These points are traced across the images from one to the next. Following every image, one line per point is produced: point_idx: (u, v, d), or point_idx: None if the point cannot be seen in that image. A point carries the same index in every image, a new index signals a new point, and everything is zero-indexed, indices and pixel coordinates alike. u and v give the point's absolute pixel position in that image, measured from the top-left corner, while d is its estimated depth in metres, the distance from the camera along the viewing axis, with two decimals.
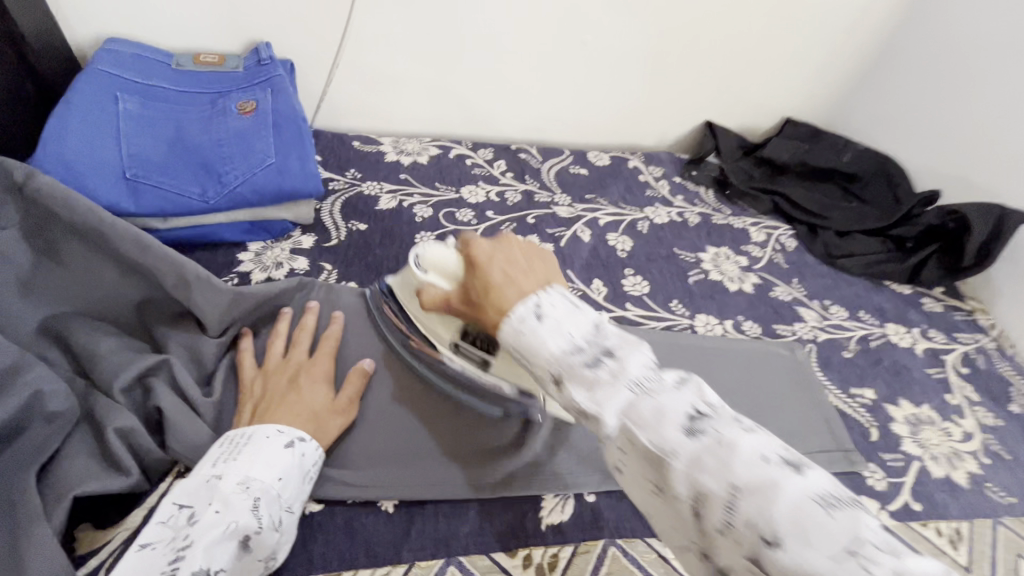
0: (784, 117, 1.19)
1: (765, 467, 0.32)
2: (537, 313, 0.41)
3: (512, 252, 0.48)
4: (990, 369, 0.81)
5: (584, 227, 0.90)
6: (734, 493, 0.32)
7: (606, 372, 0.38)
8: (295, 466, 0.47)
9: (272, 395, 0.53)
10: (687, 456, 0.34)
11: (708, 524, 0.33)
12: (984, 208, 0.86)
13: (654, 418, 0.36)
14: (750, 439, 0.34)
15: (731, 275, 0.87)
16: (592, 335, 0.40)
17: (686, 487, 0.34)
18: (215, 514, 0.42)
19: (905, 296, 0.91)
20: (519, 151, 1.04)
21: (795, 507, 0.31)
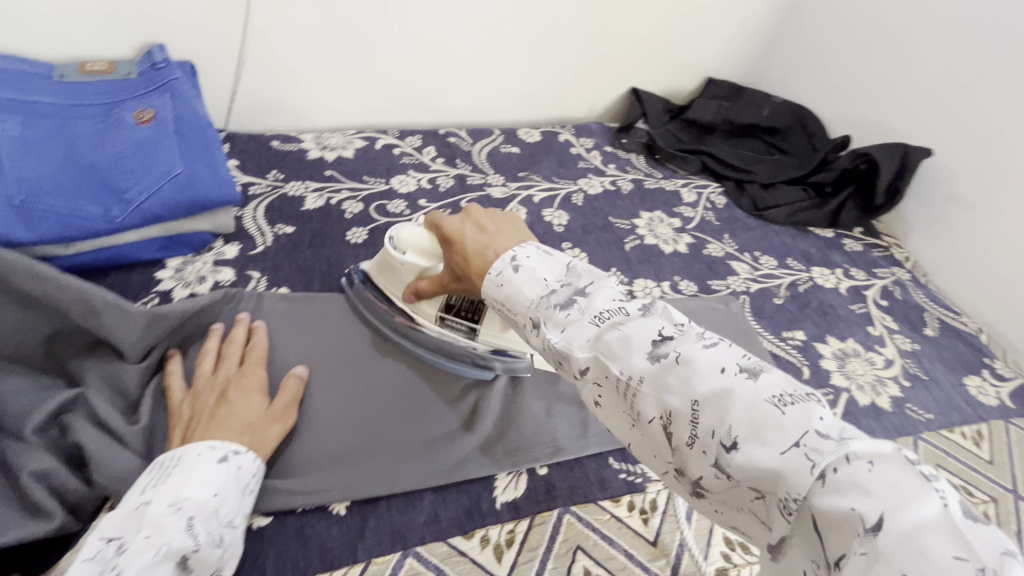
0: (705, 77, 1.22)
1: (721, 378, 0.37)
2: (512, 266, 0.48)
3: (477, 219, 0.54)
4: (907, 298, 0.87)
5: (519, 206, 0.89)
6: (698, 404, 0.37)
7: (575, 310, 0.44)
8: (231, 481, 0.46)
9: (202, 413, 0.51)
10: (651, 378, 0.39)
11: (678, 440, 0.38)
12: (889, 146, 0.91)
13: (621, 345, 0.41)
14: (710, 354, 0.39)
15: (665, 238, 0.90)
16: (565, 277, 0.47)
17: (655, 408, 0.39)
18: (145, 539, 0.40)
19: (828, 240, 0.96)
20: (448, 135, 1.03)
21: (749, 411, 0.35)
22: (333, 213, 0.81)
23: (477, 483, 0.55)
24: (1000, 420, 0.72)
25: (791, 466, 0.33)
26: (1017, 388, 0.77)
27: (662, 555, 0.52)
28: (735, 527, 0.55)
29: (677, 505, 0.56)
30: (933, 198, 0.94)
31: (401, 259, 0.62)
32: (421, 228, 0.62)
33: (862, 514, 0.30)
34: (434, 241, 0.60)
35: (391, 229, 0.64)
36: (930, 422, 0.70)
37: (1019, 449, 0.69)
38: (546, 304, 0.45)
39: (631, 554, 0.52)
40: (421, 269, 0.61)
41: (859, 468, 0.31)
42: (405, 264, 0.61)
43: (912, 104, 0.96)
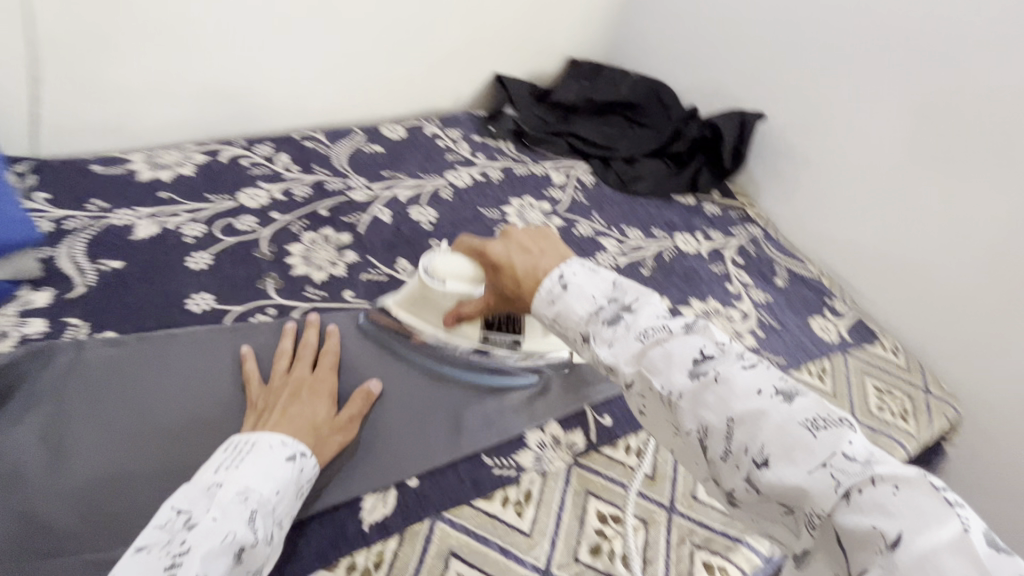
0: (566, 58, 1.24)
1: (758, 399, 0.38)
2: (562, 283, 0.49)
3: (519, 241, 0.54)
4: (760, 253, 0.94)
5: (383, 208, 0.86)
6: (734, 422, 0.38)
7: (622, 327, 0.46)
8: (293, 480, 0.48)
9: (274, 409, 0.53)
10: (691, 396, 0.40)
11: (713, 453, 0.39)
12: (728, 116, 0.98)
13: (664, 363, 0.42)
14: (747, 376, 0.40)
15: (536, 223, 0.90)
16: (613, 295, 0.48)
17: (692, 422, 0.40)
18: (213, 520, 0.42)
19: (689, 206, 1.01)
20: (304, 139, 0.97)
21: (782, 431, 0.36)
22: (169, 240, 0.74)
23: (342, 509, 0.52)
24: (840, 353, 0.80)
25: (819, 484, 0.34)
26: (853, 322, 0.86)
27: (537, 544, 0.53)
28: (607, 501, 0.57)
29: (551, 492, 0.57)
30: (771, 157, 1.01)
31: (441, 289, 0.61)
32: (454, 254, 0.62)
33: (883, 531, 0.31)
34: (476, 268, 0.60)
35: (426, 256, 0.63)
36: (782, 366, 0.76)
37: (856, 378, 0.77)
38: (594, 318, 0.47)
39: (505, 550, 0.52)
40: (461, 295, 0.61)
41: (883, 491, 0.33)
42: (447, 294, 0.61)
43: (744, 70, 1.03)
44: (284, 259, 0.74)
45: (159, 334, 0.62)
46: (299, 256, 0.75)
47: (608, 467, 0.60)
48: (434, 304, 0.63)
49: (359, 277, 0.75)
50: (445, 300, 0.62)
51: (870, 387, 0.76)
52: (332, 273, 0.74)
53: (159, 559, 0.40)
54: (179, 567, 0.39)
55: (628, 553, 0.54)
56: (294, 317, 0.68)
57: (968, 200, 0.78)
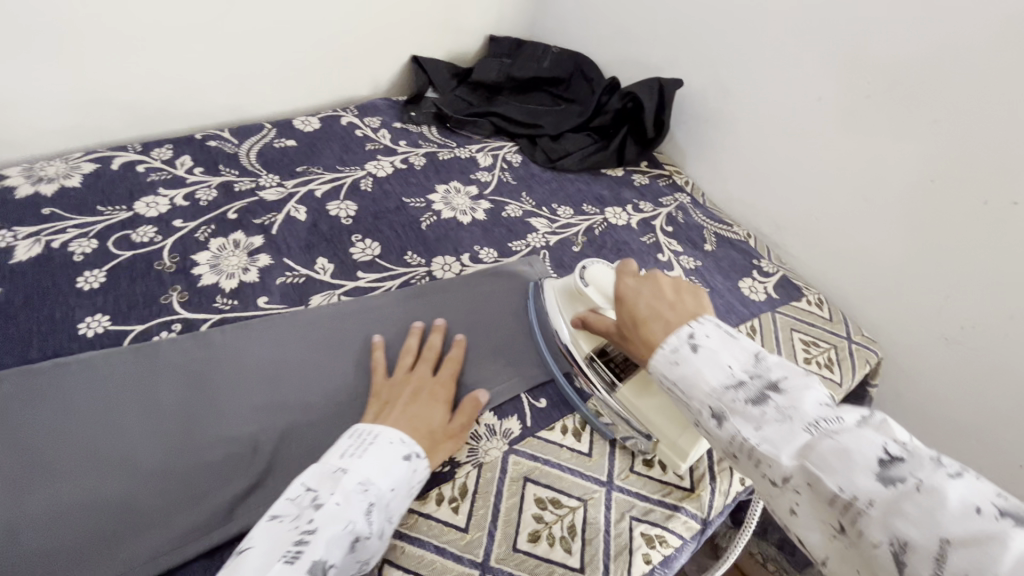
0: (486, 35, 1.19)
1: (977, 518, 0.31)
2: (691, 344, 0.45)
3: (659, 284, 0.52)
4: (688, 220, 0.95)
5: (298, 205, 0.81)
6: (946, 543, 0.31)
7: (773, 409, 0.40)
8: (407, 480, 0.49)
9: (397, 404, 0.56)
10: (883, 504, 0.33)
11: (914, 575, 0.32)
12: (646, 84, 0.97)
13: (842, 461, 0.35)
14: (955, 486, 0.32)
15: (462, 209, 0.88)
16: (757, 372, 0.42)
17: (882, 534, 0.33)
18: (337, 505, 0.44)
19: (619, 179, 1.01)
20: (208, 138, 0.90)
21: (1022, 565, 0.28)
22: (55, 259, 0.67)
23: None
24: (768, 312, 0.82)
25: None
26: (779, 280, 0.88)
27: (473, 539, 0.52)
28: (545, 485, 0.57)
29: (487, 483, 0.56)
30: (693, 123, 1.01)
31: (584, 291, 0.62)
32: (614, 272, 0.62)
33: None
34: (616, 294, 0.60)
35: (589, 259, 0.65)
36: None
37: (783, 333, 0.80)
38: (734, 395, 0.41)
39: (440, 549, 0.51)
40: (597, 306, 0.61)
41: None
42: (585, 298, 0.62)
43: (660, 38, 1.01)
44: (189, 269, 0.69)
45: (49, 360, 0.57)
46: (206, 264, 0.70)
47: (544, 451, 0.60)
48: (575, 304, 0.64)
49: (274, 281, 0.70)
50: (586, 303, 0.63)
51: (797, 342, 0.79)
52: (244, 280, 0.69)
53: (288, 531, 0.43)
54: (308, 544, 0.41)
55: (567, 536, 0.53)
56: (202, 329, 0.63)
57: (873, 158, 0.79)
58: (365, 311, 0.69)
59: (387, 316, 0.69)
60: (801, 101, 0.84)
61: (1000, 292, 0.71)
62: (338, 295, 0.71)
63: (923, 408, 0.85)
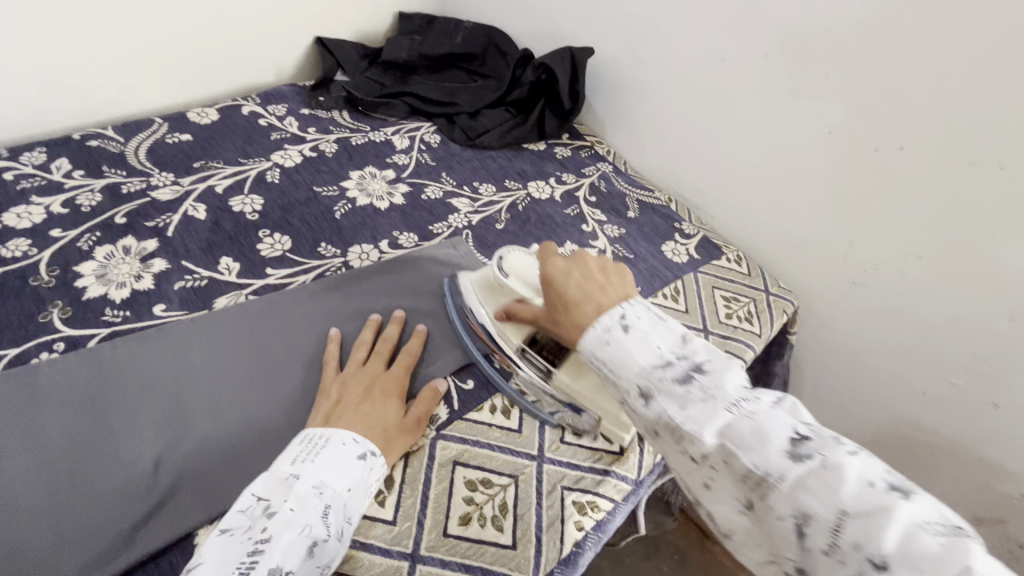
0: (394, 11, 1.14)
1: (871, 493, 0.33)
2: (623, 324, 0.45)
3: (590, 269, 0.51)
4: (612, 189, 0.95)
5: (196, 204, 0.75)
6: (845, 516, 0.32)
7: (698, 389, 0.40)
8: (364, 478, 0.49)
9: (349, 402, 0.55)
10: (792, 479, 0.35)
11: (812, 544, 0.33)
12: (558, 54, 0.96)
13: (759, 440, 0.36)
14: (855, 464, 0.34)
15: (379, 194, 0.84)
16: (680, 348, 0.43)
17: (788, 507, 0.34)
18: (290, 512, 0.44)
19: (541, 152, 0.99)
20: (88, 138, 0.82)
21: (908, 537, 0.30)
22: None
23: (173, 549, 0.48)
24: (691, 273, 0.84)
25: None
26: (700, 240, 0.90)
27: (403, 530, 0.50)
28: (474, 467, 0.56)
29: (414, 471, 0.54)
30: (609, 91, 1.01)
31: (504, 281, 0.62)
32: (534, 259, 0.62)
33: None
34: None
35: (506, 248, 0.64)
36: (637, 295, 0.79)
37: (705, 291, 0.82)
38: (661, 372, 0.42)
39: (367, 544, 0.49)
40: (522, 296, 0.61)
41: None
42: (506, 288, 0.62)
43: (570, 6, 0.99)
44: (71, 281, 0.63)
45: None
46: (92, 275, 0.64)
47: (473, 432, 0.59)
48: (498, 297, 0.63)
49: (172, 286, 0.65)
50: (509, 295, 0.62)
51: (718, 298, 0.81)
52: (136, 288, 0.64)
53: (242, 544, 0.42)
54: (262, 554, 0.41)
55: (499, 513, 0.53)
56: (90, 345, 0.58)
57: (775, 115, 0.81)
58: (275, 309, 0.65)
59: (301, 312, 0.65)
60: (706, 62, 0.85)
61: (893, 233, 0.75)
62: (246, 294, 0.66)
63: (839, 350, 0.89)
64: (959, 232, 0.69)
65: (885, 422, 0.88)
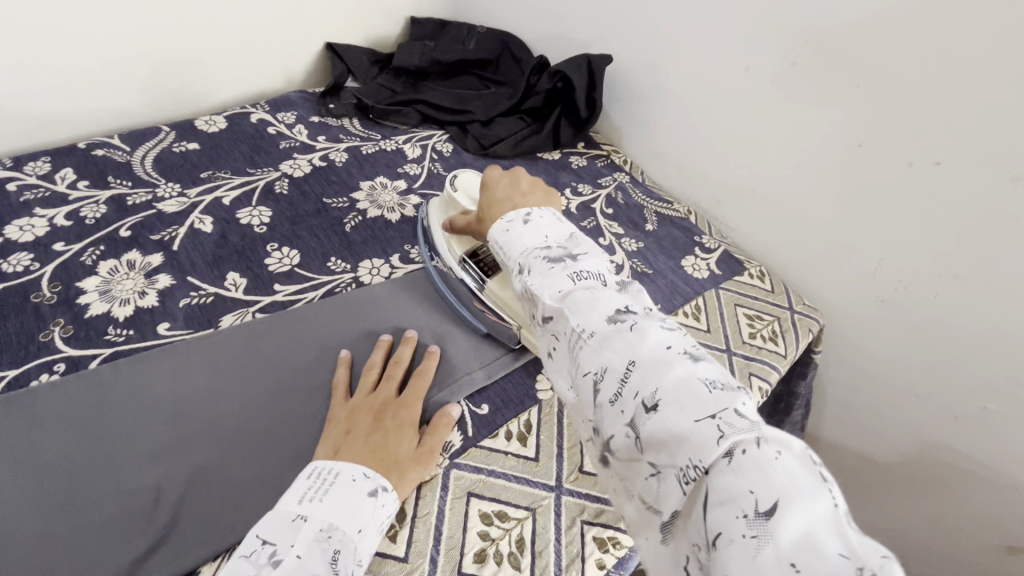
0: (406, 17, 1.11)
1: (666, 352, 0.37)
2: (524, 218, 0.52)
3: (517, 181, 0.61)
4: (629, 200, 0.92)
5: (203, 216, 0.73)
6: (634, 366, 0.37)
7: (559, 266, 0.46)
8: (376, 517, 0.46)
9: (361, 433, 0.52)
10: (601, 336, 0.39)
11: (604, 397, 0.38)
12: (574, 61, 0.93)
13: (587, 305, 0.41)
14: (664, 334, 0.38)
15: (390, 205, 0.82)
16: (565, 241, 0.49)
17: (594, 363, 0.39)
18: (295, 559, 0.41)
19: (556, 162, 0.97)
20: (94, 147, 0.80)
21: (682, 383, 0.35)
22: None
23: None
24: (712, 289, 0.81)
25: (699, 434, 0.32)
26: (721, 255, 0.87)
27: (415, 567, 0.48)
28: (490, 499, 0.53)
29: (427, 504, 0.52)
30: (627, 99, 0.98)
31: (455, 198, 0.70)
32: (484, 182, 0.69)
33: (755, 495, 0.29)
34: None
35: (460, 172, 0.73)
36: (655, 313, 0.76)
37: (728, 309, 0.79)
38: (537, 251, 0.48)
39: None
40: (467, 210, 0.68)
41: (766, 454, 0.30)
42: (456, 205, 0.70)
43: (586, 12, 0.96)
44: (73, 298, 0.61)
45: None
46: (94, 291, 0.62)
47: (489, 460, 0.56)
48: (449, 212, 0.71)
49: (177, 303, 0.63)
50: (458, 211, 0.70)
51: (741, 316, 0.78)
52: (140, 305, 0.62)
53: None
54: None
55: (516, 551, 0.50)
56: (91, 367, 0.56)
57: (802, 127, 0.78)
58: (284, 329, 0.62)
59: (310, 331, 0.63)
60: (729, 70, 0.82)
61: (928, 251, 0.72)
62: (253, 311, 0.64)
63: (866, 371, 0.86)
64: (1000, 254, 0.66)
65: (913, 447, 0.85)
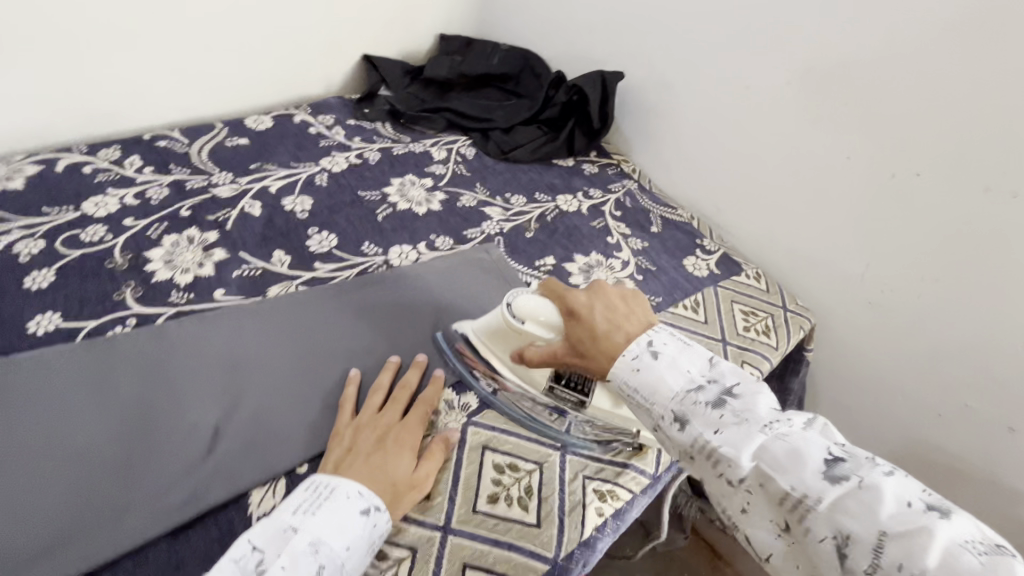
0: (436, 33, 1.21)
1: (910, 513, 0.38)
2: (651, 351, 0.51)
3: (609, 300, 0.57)
4: (636, 205, 1.00)
5: (252, 201, 0.82)
6: (883, 535, 0.38)
7: (730, 413, 0.46)
8: (366, 535, 0.47)
9: (362, 451, 0.54)
10: (829, 500, 0.40)
11: (855, 563, 0.38)
12: (590, 77, 1.02)
13: (794, 463, 0.42)
14: (893, 484, 0.40)
15: (418, 200, 0.90)
16: (711, 373, 0.50)
17: (830, 528, 0.40)
18: (281, 570, 0.44)
19: (569, 168, 1.05)
20: (156, 138, 0.89)
21: (944, 551, 0.36)
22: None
23: (230, 506, 0.53)
24: (710, 286, 0.88)
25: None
26: (720, 257, 0.94)
27: (435, 504, 0.54)
28: (502, 452, 0.60)
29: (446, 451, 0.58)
30: (637, 113, 1.06)
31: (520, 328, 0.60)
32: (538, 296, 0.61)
33: None
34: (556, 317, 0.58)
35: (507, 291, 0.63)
36: (657, 304, 0.82)
37: (725, 304, 0.85)
38: (692, 395, 0.48)
39: (403, 514, 0.53)
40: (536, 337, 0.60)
41: None
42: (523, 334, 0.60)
43: (602, 33, 1.05)
44: (142, 266, 0.69)
45: None
46: (160, 260, 0.70)
47: (502, 420, 0.63)
48: (510, 337, 0.62)
49: (231, 274, 0.71)
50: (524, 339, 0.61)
51: (737, 311, 0.85)
52: (199, 274, 0.70)
53: None
54: None
55: (524, 495, 0.56)
56: (158, 323, 0.64)
57: (797, 140, 0.85)
58: (324, 300, 0.70)
59: (348, 304, 0.70)
60: (731, 88, 0.90)
61: (908, 256, 0.79)
62: (297, 284, 0.72)
63: (854, 370, 0.92)
64: (972, 257, 0.73)
65: (898, 443, 0.90)
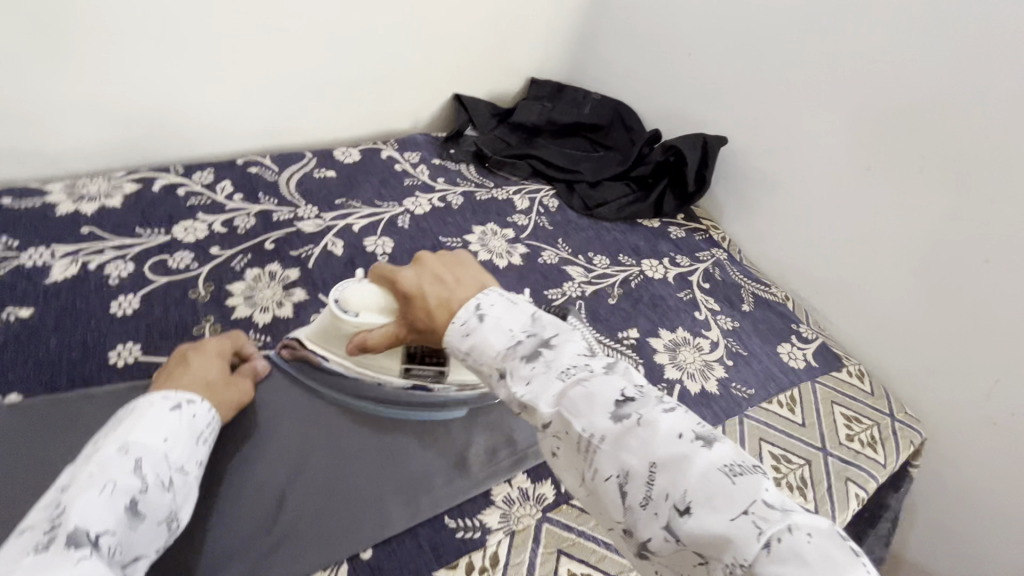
0: (527, 78, 1.20)
1: (679, 443, 0.37)
2: (477, 315, 0.47)
3: (434, 269, 0.52)
4: (726, 278, 0.93)
5: (335, 239, 0.80)
6: (655, 466, 0.36)
7: (541, 363, 0.42)
8: (184, 427, 0.49)
9: (164, 372, 0.55)
10: (612, 439, 0.38)
11: (633, 499, 0.37)
12: (689, 140, 0.97)
13: (586, 405, 0.39)
14: (669, 420, 0.38)
15: (499, 251, 0.87)
16: (529, 327, 0.45)
17: (613, 466, 0.38)
18: (90, 475, 0.41)
19: (656, 230, 0.99)
20: (249, 164, 0.89)
21: (704, 476, 0.35)
22: (91, 282, 0.66)
23: None
24: (809, 381, 0.80)
25: (739, 533, 0.33)
26: (818, 347, 0.85)
27: None
28: (579, 560, 0.54)
29: (519, 553, 0.53)
30: (734, 180, 1.00)
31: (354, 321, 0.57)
32: (365, 284, 0.57)
33: None
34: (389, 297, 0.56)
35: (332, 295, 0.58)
36: (750, 398, 0.75)
37: (825, 405, 0.77)
38: (510, 352, 0.44)
39: None
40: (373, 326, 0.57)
41: (799, 538, 0.32)
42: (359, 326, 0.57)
43: (704, 96, 1.01)
44: (223, 299, 0.68)
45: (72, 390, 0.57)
46: (241, 295, 0.69)
47: (580, 520, 0.57)
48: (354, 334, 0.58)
49: (309, 317, 0.69)
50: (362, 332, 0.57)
51: (838, 415, 0.76)
52: (278, 315, 0.68)
53: (42, 524, 0.38)
54: (59, 520, 0.38)
55: None
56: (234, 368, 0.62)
57: (922, 234, 0.77)
58: None
59: None
60: (848, 168, 0.83)
61: None
62: None
63: (964, 495, 0.81)
64: None
65: None
